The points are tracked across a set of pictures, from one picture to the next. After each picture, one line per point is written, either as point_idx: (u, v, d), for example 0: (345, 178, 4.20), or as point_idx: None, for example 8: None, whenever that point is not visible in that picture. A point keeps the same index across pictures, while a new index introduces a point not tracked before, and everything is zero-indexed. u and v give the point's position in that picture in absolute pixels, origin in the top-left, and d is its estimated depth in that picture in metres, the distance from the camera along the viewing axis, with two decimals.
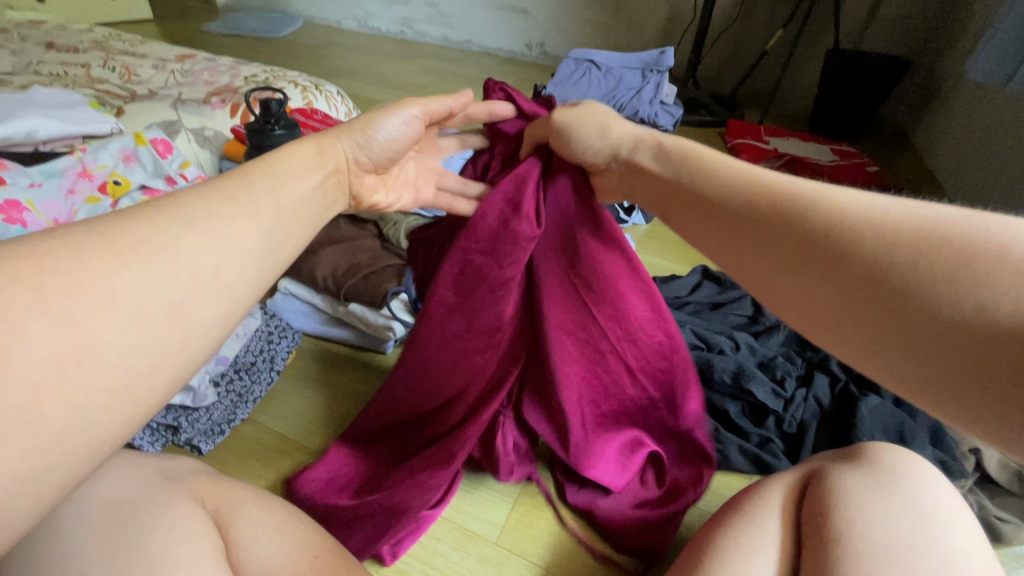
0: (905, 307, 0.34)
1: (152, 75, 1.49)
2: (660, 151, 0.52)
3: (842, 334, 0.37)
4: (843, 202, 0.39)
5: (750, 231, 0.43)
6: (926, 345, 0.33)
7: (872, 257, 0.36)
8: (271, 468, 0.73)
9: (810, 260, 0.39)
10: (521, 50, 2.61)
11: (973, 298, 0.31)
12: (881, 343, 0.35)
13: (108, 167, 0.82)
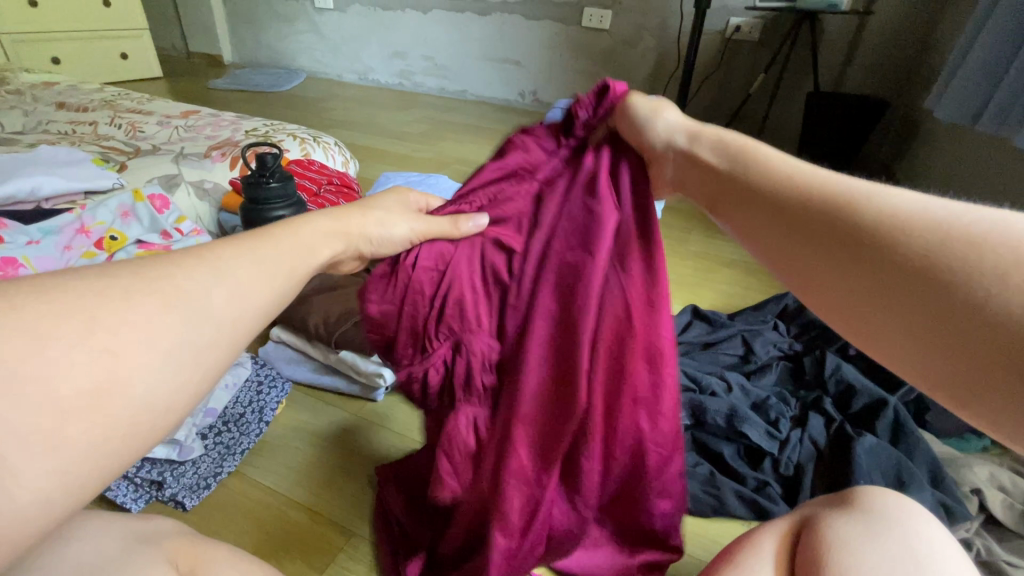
0: (947, 301, 0.29)
1: (156, 132, 1.54)
2: (717, 145, 0.44)
3: (871, 324, 0.32)
4: (892, 199, 0.33)
5: (773, 209, 0.38)
6: (968, 344, 0.28)
7: (923, 241, 0.31)
8: (258, 522, 0.70)
9: (846, 237, 0.34)
10: (514, 99, 2.71)
11: None
12: (917, 338, 0.30)
13: (106, 223, 0.85)
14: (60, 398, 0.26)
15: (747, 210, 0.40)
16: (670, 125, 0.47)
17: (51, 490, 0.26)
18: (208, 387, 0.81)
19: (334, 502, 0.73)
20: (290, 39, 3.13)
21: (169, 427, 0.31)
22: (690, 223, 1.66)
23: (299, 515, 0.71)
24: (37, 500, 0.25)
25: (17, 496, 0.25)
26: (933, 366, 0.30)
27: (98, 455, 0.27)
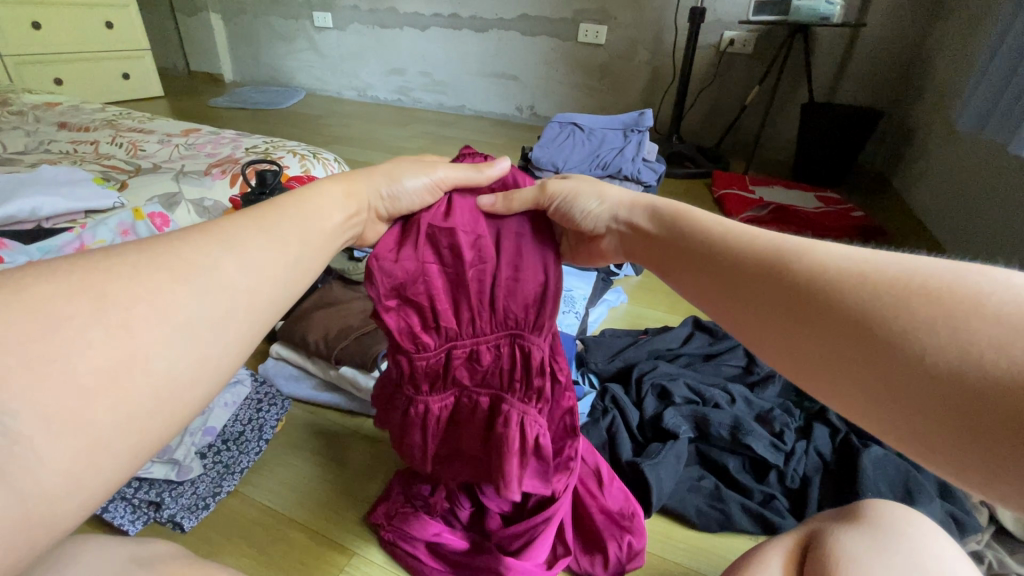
0: (894, 357, 0.31)
1: (157, 150, 1.56)
2: (655, 216, 0.50)
3: (835, 384, 0.34)
4: (826, 256, 0.37)
5: (732, 279, 0.42)
6: (932, 398, 0.29)
7: (862, 297, 0.34)
8: (256, 542, 0.69)
9: (795, 308, 0.37)
10: (512, 113, 2.74)
11: (975, 350, 0.28)
12: (882, 397, 0.32)
13: (107, 241, 0.85)
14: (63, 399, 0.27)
15: (705, 270, 0.44)
16: (601, 207, 0.53)
17: (58, 485, 0.27)
18: (208, 404, 0.79)
19: (333, 520, 0.72)
20: (290, 58, 3.17)
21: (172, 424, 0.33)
22: None
23: (297, 533, 0.70)
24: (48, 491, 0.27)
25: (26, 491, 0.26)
26: (890, 415, 0.31)
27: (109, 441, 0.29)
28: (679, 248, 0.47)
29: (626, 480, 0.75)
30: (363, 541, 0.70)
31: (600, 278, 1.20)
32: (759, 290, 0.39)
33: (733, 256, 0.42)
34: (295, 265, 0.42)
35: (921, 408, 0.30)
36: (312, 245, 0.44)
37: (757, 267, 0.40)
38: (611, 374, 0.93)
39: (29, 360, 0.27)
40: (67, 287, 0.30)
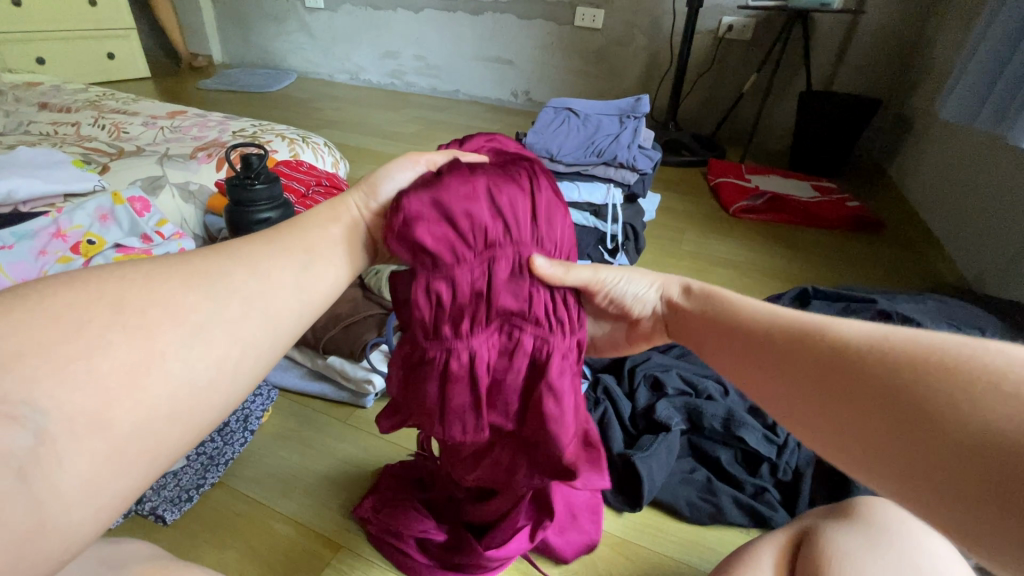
0: (930, 435, 0.30)
1: (140, 132, 1.51)
2: (691, 292, 0.49)
3: (872, 466, 0.33)
4: (854, 330, 0.36)
5: (765, 357, 0.40)
6: (978, 481, 0.27)
7: (903, 374, 0.32)
8: (238, 536, 0.67)
9: (831, 385, 0.35)
10: (507, 98, 2.69)
11: (1010, 427, 0.27)
12: (920, 479, 0.30)
13: (83, 226, 0.81)
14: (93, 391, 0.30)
15: (739, 347, 0.43)
16: (648, 290, 0.50)
17: (87, 471, 0.30)
18: None
19: (319, 513, 0.71)
20: (281, 38, 3.09)
21: (191, 414, 0.35)
22: (684, 225, 1.67)
23: (282, 527, 0.69)
24: (73, 480, 0.29)
25: (52, 486, 0.28)
26: (928, 499, 0.30)
27: (133, 437, 0.32)
28: (710, 322, 0.45)
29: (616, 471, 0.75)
30: (349, 535, 0.68)
31: None
32: (798, 364, 0.38)
33: (766, 333, 0.41)
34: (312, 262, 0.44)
35: (958, 491, 0.28)
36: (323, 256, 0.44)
37: (794, 340, 0.39)
38: (603, 365, 0.92)
39: (59, 365, 0.30)
40: (93, 299, 0.33)
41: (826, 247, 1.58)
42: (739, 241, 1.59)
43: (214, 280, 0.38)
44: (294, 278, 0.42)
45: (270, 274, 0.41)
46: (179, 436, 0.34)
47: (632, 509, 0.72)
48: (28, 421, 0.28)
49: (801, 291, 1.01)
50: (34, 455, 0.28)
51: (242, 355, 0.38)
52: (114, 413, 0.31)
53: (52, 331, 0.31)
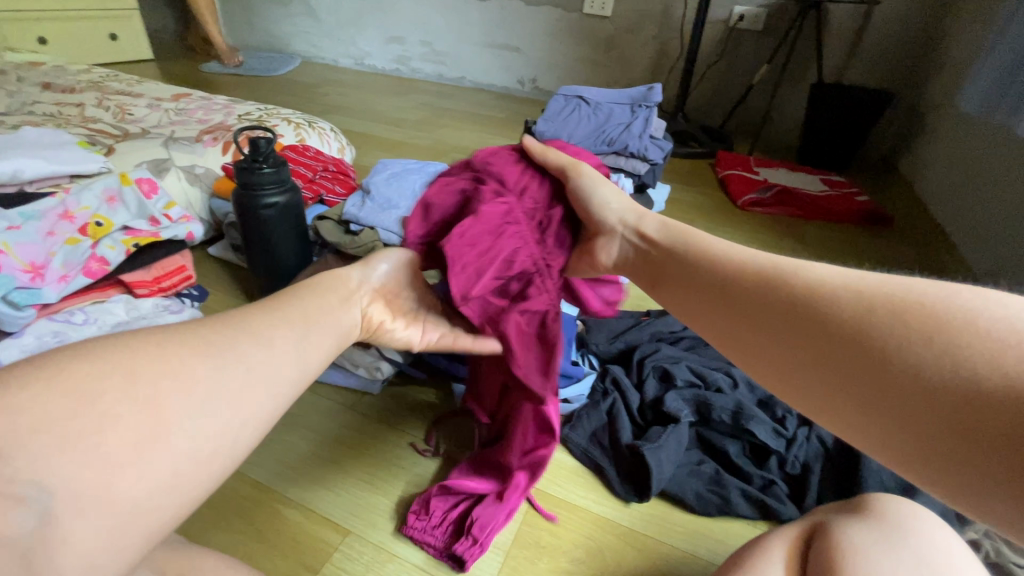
0: (891, 367, 0.35)
1: (145, 115, 1.50)
2: (663, 230, 0.59)
3: (849, 413, 0.37)
4: (814, 275, 0.44)
5: (743, 305, 0.47)
6: (934, 413, 0.33)
7: (865, 318, 0.38)
8: (247, 523, 0.67)
9: (805, 337, 0.41)
10: (513, 86, 2.67)
11: (957, 360, 0.33)
12: (890, 419, 0.35)
13: (91, 207, 0.80)
14: (101, 453, 0.32)
15: (707, 288, 0.51)
16: (615, 214, 0.62)
17: (89, 547, 0.31)
18: None
19: (328, 501, 0.70)
20: (286, 22, 3.06)
21: (192, 482, 0.36)
22: (691, 217, 1.66)
23: (291, 514, 0.69)
24: (92, 544, 0.31)
25: (68, 547, 0.31)
26: (894, 432, 0.35)
27: (139, 503, 0.33)
28: (678, 261, 0.55)
29: (625, 463, 0.75)
30: (358, 522, 0.68)
31: None
32: (775, 315, 0.44)
33: (743, 283, 0.48)
34: (302, 327, 0.49)
35: (914, 415, 0.34)
36: (313, 322, 0.50)
37: (772, 294, 0.45)
38: (612, 356, 0.91)
39: (67, 437, 0.31)
40: (93, 364, 0.34)
41: (835, 242, 1.56)
42: (747, 234, 1.57)
43: (218, 352, 0.41)
44: (292, 348, 0.46)
45: (272, 344, 0.45)
46: (179, 506, 0.36)
47: (640, 500, 0.72)
48: (35, 502, 0.30)
49: None
50: (39, 537, 0.30)
51: (241, 424, 0.40)
52: (117, 490, 0.33)
53: (62, 403, 0.32)
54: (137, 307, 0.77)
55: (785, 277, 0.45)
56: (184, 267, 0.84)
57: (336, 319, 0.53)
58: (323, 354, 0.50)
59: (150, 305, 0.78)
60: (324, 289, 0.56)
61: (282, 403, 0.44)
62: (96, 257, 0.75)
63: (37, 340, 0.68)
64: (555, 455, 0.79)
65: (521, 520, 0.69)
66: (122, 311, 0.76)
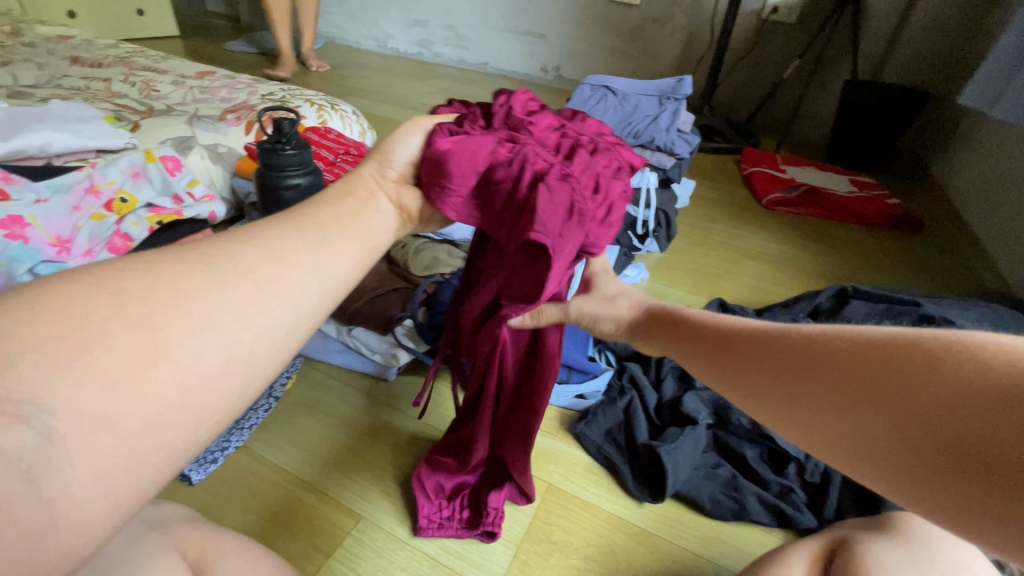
0: (864, 392, 0.30)
1: (170, 91, 1.50)
2: (657, 315, 0.51)
3: (808, 425, 0.32)
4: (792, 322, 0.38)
5: (729, 340, 0.42)
6: (913, 428, 0.27)
7: (841, 339, 0.33)
8: (263, 502, 0.68)
9: (763, 366, 0.37)
10: (535, 74, 2.63)
11: (933, 373, 0.27)
12: (869, 442, 0.29)
13: (116, 182, 0.80)
14: (103, 376, 0.25)
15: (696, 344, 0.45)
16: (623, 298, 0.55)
17: (93, 481, 0.24)
18: None
19: (342, 484, 0.71)
20: None
21: (213, 404, 0.29)
22: (714, 214, 1.63)
23: (306, 497, 0.69)
24: (83, 496, 0.24)
25: (59, 496, 0.23)
26: (881, 459, 0.28)
27: (142, 441, 0.26)
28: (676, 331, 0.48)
29: (640, 463, 0.74)
30: (371, 508, 0.68)
31: (621, 253, 1.13)
32: (760, 344, 0.38)
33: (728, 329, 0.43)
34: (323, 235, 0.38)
35: (899, 438, 0.27)
36: (335, 232, 0.39)
37: (760, 326, 0.40)
38: (630, 354, 0.90)
39: (53, 355, 0.24)
40: (86, 280, 0.27)
41: (863, 245, 1.52)
42: (771, 234, 1.54)
43: (221, 263, 0.32)
44: (314, 255, 0.37)
45: (284, 253, 0.35)
46: (195, 437, 0.28)
47: (654, 500, 0.71)
48: (27, 420, 0.23)
49: (839, 289, 0.94)
50: (33, 461, 0.23)
51: (261, 338, 0.31)
52: (120, 407, 0.25)
53: (42, 308, 0.25)
54: None
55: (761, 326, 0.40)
56: (205, 247, 0.84)
57: (366, 227, 0.42)
58: (351, 264, 0.39)
59: None
60: (343, 194, 0.44)
61: (310, 317, 0.35)
62: (120, 233, 0.75)
63: None
64: (568, 451, 0.78)
65: (533, 514, 0.69)
66: None
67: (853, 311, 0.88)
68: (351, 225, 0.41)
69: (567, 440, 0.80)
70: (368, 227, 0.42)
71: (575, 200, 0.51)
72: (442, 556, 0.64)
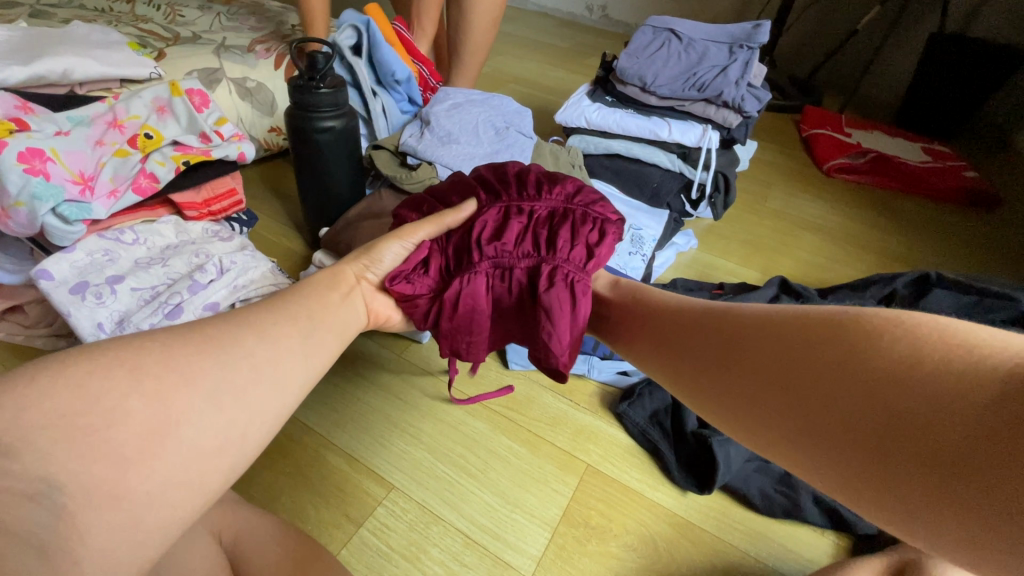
0: (836, 386, 0.40)
1: (196, 18, 1.41)
2: (616, 288, 0.65)
3: (786, 431, 0.43)
4: (754, 313, 0.50)
5: (690, 345, 0.54)
6: (875, 429, 0.37)
7: (802, 351, 0.43)
8: (292, 463, 0.66)
9: (736, 362, 0.48)
10: (580, 13, 2.42)
11: (885, 356, 0.38)
12: (859, 452, 0.38)
13: (140, 117, 0.74)
14: (116, 455, 0.35)
15: (666, 346, 0.56)
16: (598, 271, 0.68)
17: (104, 540, 0.34)
18: (222, 265, 0.70)
19: (373, 450, 0.68)
20: None
21: (201, 478, 0.39)
22: (771, 180, 1.50)
23: (336, 460, 0.67)
24: (94, 552, 0.34)
25: (76, 557, 0.33)
26: (856, 457, 0.38)
27: (147, 504, 0.36)
28: (634, 314, 0.61)
29: (686, 450, 0.69)
30: (403, 476, 0.66)
31: (671, 219, 1.10)
32: (740, 373, 0.48)
33: (687, 322, 0.55)
34: (313, 323, 0.51)
35: (861, 435, 0.38)
36: (317, 316, 0.52)
37: (713, 325, 0.52)
38: None
39: (75, 435, 0.35)
40: (94, 363, 0.38)
41: (932, 222, 1.39)
42: (831, 204, 1.42)
43: (222, 349, 0.43)
44: (296, 345, 0.48)
45: (272, 343, 0.46)
46: (189, 502, 0.38)
47: (700, 492, 0.66)
48: (46, 498, 0.33)
49: (921, 274, 0.83)
50: (51, 531, 0.33)
51: (239, 427, 0.42)
52: (127, 482, 0.36)
53: (72, 404, 0.35)
54: (182, 230, 0.74)
55: (728, 320, 0.52)
56: (234, 191, 0.80)
57: (340, 319, 0.54)
58: (328, 350, 0.51)
59: (200, 230, 0.75)
60: (327, 287, 0.56)
61: (285, 402, 0.45)
62: (145, 172, 0.70)
63: (90, 258, 0.65)
64: (608, 431, 0.74)
65: (571, 495, 0.66)
66: (173, 234, 0.74)
67: (938, 302, 0.78)
68: (327, 317, 0.53)
69: (608, 419, 0.75)
70: (339, 320, 0.54)
71: (551, 259, 0.58)
72: (475, 534, 0.61)
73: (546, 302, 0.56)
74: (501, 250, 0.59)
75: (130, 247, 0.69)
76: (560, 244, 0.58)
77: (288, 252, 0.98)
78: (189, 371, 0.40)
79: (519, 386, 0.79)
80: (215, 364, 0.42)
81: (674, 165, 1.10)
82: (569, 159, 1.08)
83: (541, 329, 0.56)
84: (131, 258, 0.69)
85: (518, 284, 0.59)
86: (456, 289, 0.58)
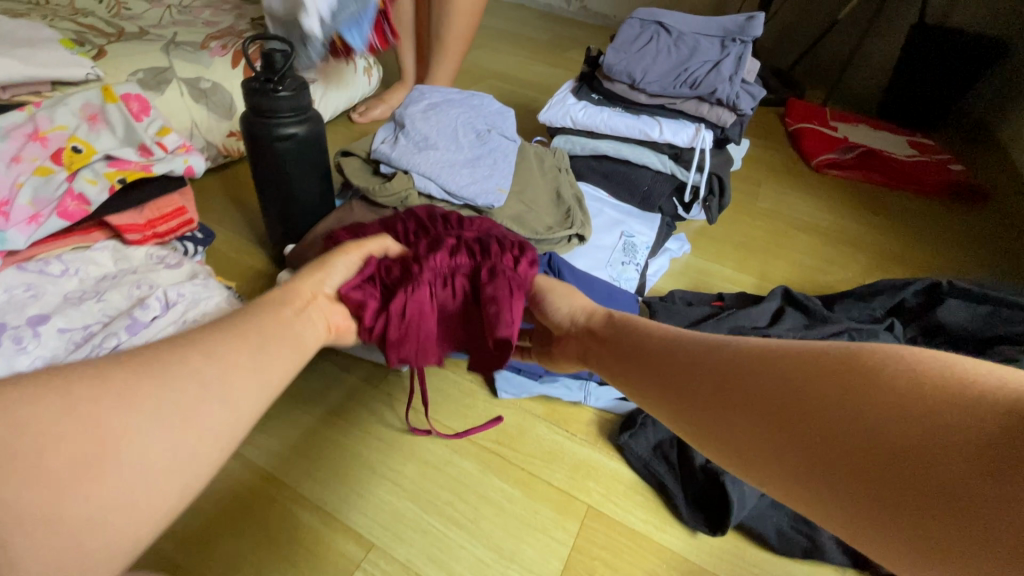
0: (856, 428, 0.35)
1: (144, 11, 1.29)
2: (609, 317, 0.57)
3: (800, 479, 0.37)
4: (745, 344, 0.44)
5: (678, 378, 0.46)
6: (907, 478, 0.32)
7: (810, 388, 0.38)
8: (255, 522, 0.58)
9: (733, 400, 0.41)
10: (559, 4, 2.34)
11: (904, 395, 0.34)
12: (890, 505, 0.32)
13: (67, 128, 0.64)
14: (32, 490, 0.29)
15: (645, 373, 0.49)
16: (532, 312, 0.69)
17: None
18: (167, 297, 0.61)
19: (348, 502, 0.61)
20: None
21: (137, 512, 0.32)
22: (760, 177, 1.46)
23: (306, 516, 0.59)
24: None
25: None
26: (887, 511, 0.32)
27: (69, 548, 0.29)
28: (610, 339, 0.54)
29: (694, 486, 0.63)
30: (383, 532, 0.59)
31: (664, 223, 1.04)
32: (736, 403, 0.41)
33: (668, 349, 0.48)
34: (269, 336, 0.43)
35: (886, 485, 0.32)
36: (273, 328, 0.44)
37: (700, 356, 0.45)
38: None
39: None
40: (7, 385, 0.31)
41: (924, 219, 1.36)
42: (822, 201, 1.38)
43: (167, 364, 0.36)
44: (254, 359, 0.40)
45: (227, 357, 0.39)
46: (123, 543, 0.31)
47: (711, 533, 0.61)
48: None
49: (931, 281, 0.78)
50: None
51: (186, 450, 0.34)
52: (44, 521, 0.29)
53: None
54: (123, 258, 0.65)
55: (716, 351, 0.45)
56: (183, 210, 0.70)
57: (298, 334, 0.46)
58: (290, 363, 0.43)
59: (144, 255, 0.67)
60: (278, 301, 0.47)
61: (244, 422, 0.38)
62: (72, 193, 0.60)
63: (10, 295, 0.57)
64: (608, 465, 0.68)
65: (570, 544, 0.60)
66: (111, 261, 0.65)
67: (951, 313, 0.74)
68: (287, 330, 0.45)
69: (608, 451, 0.69)
70: (297, 332, 0.46)
71: (487, 262, 0.61)
72: None
73: (490, 290, 0.57)
74: (441, 259, 0.61)
75: (60, 278, 0.61)
76: (491, 252, 0.63)
77: (249, 271, 0.89)
78: (128, 390, 0.33)
79: (509, 417, 0.72)
80: (158, 379, 0.35)
81: (665, 166, 1.05)
82: (554, 162, 1.01)
83: (492, 309, 0.55)
84: (61, 291, 0.60)
85: (459, 287, 0.60)
86: (404, 290, 0.56)
